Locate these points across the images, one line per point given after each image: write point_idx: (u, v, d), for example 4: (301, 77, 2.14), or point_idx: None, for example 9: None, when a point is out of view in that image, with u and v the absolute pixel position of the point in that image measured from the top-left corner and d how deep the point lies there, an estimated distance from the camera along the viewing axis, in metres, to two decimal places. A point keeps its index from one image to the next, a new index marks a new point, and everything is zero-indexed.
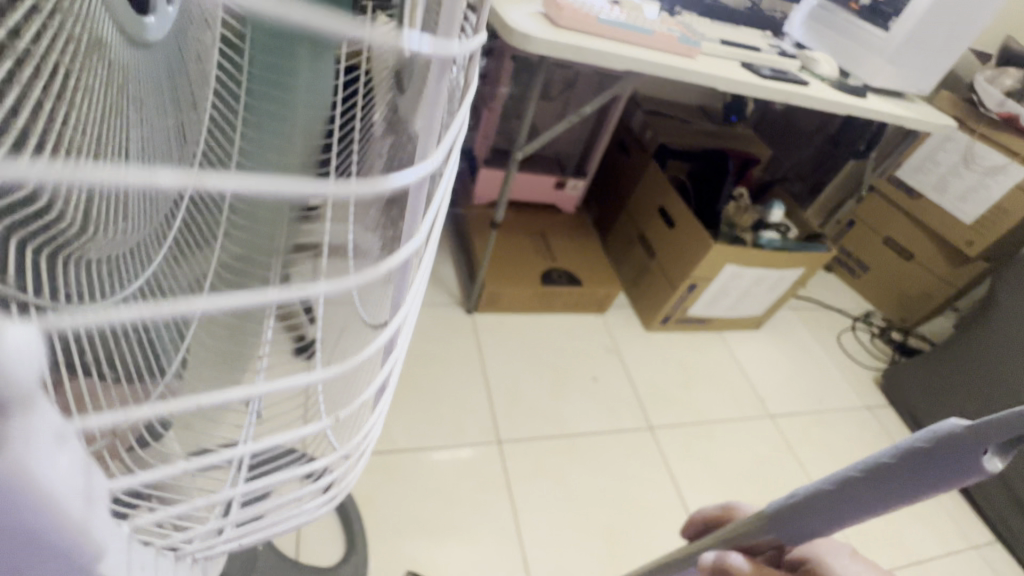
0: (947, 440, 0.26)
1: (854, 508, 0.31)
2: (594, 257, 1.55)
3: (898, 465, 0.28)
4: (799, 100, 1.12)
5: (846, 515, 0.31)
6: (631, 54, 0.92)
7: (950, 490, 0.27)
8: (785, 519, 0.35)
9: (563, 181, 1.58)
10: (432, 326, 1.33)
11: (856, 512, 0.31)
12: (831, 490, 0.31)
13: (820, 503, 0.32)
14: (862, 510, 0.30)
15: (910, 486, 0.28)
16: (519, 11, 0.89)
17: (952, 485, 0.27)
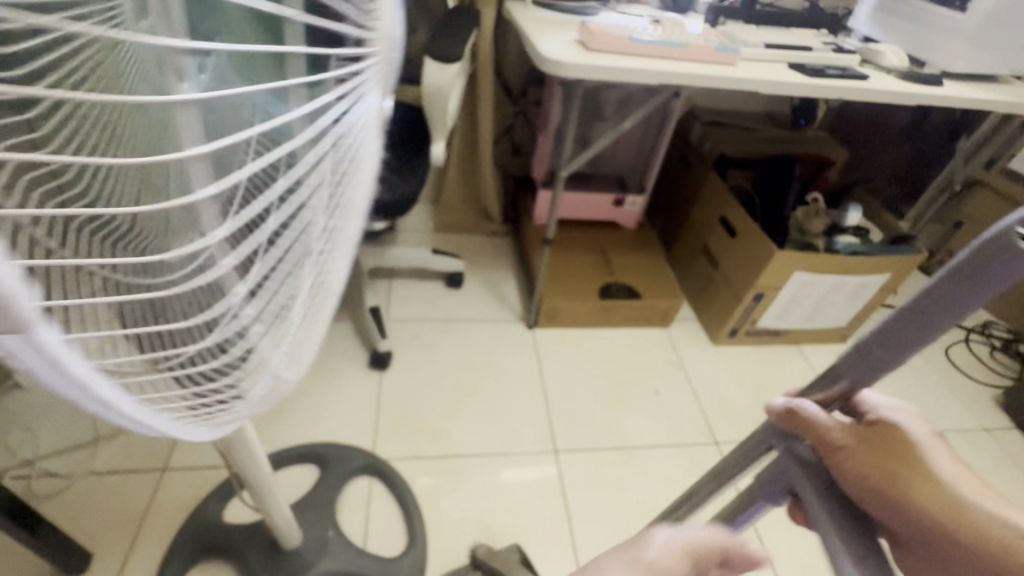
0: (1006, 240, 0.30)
1: (924, 322, 0.35)
2: (656, 270, 1.53)
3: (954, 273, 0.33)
4: (859, 95, 1.07)
5: (913, 337, 0.35)
6: (665, 68, 0.95)
7: (995, 293, 0.31)
8: (855, 362, 0.39)
9: (622, 198, 1.58)
10: (494, 340, 1.41)
11: (919, 336, 0.35)
12: (892, 320, 0.36)
13: (882, 336, 0.37)
14: (927, 332, 0.35)
15: (961, 298, 0.33)
16: (555, 41, 0.96)
17: (996, 287, 0.31)
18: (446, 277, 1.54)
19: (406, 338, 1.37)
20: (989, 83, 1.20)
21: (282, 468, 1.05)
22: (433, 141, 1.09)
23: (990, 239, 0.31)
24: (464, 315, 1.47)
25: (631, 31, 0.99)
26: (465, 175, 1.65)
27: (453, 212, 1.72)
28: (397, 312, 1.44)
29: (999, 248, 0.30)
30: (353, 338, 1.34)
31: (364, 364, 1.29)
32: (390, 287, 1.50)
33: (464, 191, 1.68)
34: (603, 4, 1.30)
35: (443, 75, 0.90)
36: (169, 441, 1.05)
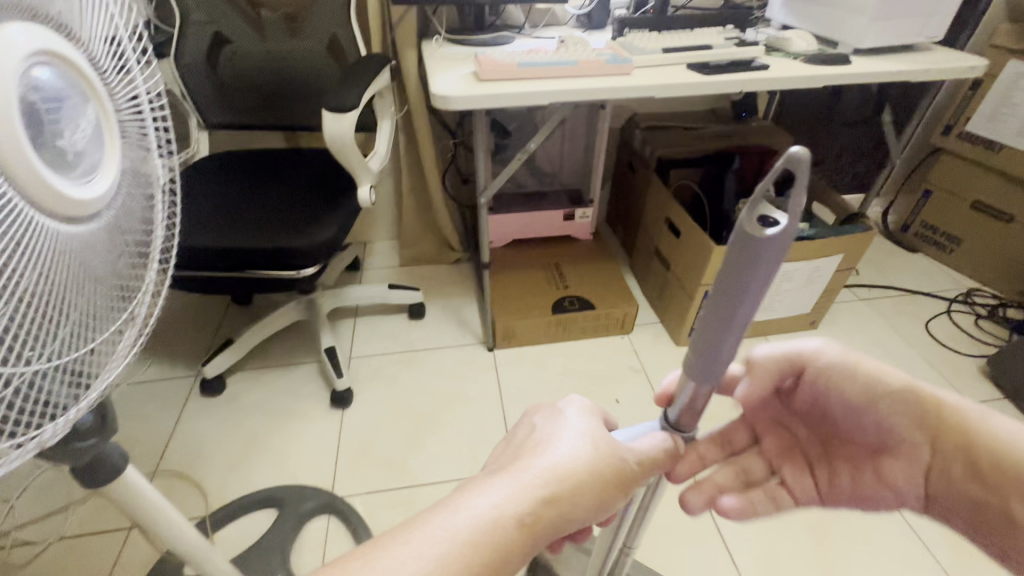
0: (754, 236, 0.34)
1: (717, 320, 0.39)
2: (611, 279, 1.55)
3: (729, 269, 0.37)
4: (760, 85, 1.06)
5: (724, 324, 0.39)
6: (556, 87, 0.97)
7: (776, 259, 0.35)
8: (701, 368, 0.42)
9: (572, 213, 1.60)
10: (456, 366, 1.44)
11: (739, 313, 0.38)
12: (711, 314, 0.39)
13: (715, 329, 0.39)
14: (743, 308, 0.37)
15: (753, 273, 0.36)
16: (449, 77, 1.01)
17: (775, 253, 0.34)
18: (408, 309, 1.58)
19: (369, 374, 1.41)
20: (908, 52, 1.19)
21: (244, 515, 1.09)
22: (358, 185, 1.15)
23: (738, 238, 0.35)
24: (427, 345, 1.50)
25: (522, 57, 1.03)
26: (420, 209, 1.70)
27: (415, 245, 1.77)
28: (359, 349, 1.48)
29: (753, 241, 0.34)
30: (316, 378, 1.39)
31: (326, 404, 1.33)
32: (354, 325, 1.55)
33: (421, 224, 1.73)
34: (517, 32, 1.35)
35: (342, 124, 0.97)
36: None
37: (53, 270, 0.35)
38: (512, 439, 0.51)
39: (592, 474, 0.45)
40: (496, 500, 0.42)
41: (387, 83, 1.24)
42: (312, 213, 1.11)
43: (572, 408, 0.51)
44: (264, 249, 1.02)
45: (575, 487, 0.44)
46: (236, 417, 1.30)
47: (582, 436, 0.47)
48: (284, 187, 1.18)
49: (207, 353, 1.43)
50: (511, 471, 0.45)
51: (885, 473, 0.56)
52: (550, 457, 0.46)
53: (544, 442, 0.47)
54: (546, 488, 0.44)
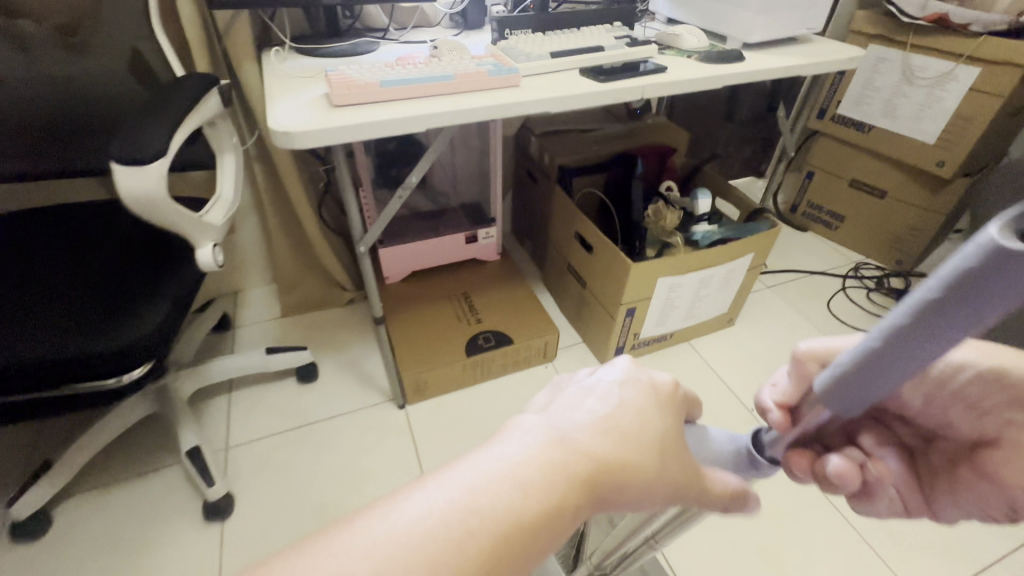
0: (999, 253, 0.21)
1: (889, 353, 0.27)
2: (526, 303, 1.41)
3: (939, 289, 0.24)
4: (659, 89, 0.95)
5: (890, 361, 0.28)
6: (433, 108, 0.80)
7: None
8: (835, 392, 0.32)
9: (473, 234, 1.44)
10: (364, 435, 1.22)
11: (919, 356, 0.26)
12: (880, 341, 0.28)
13: (873, 362, 0.29)
14: (930, 351, 0.26)
15: (971, 313, 0.23)
16: (292, 104, 0.79)
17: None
18: (296, 372, 1.33)
19: (254, 465, 1.15)
20: (791, 44, 1.17)
21: None
22: (196, 246, 0.90)
23: (980, 254, 0.22)
24: (325, 414, 1.26)
25: (384, 72, 0.84)
26: (295, 248, 1.43)
27: (297, 289, 1.50)
28: (239, 434, 1.20)
29: (994, 266, 0.21)
30: (184, 485, 1.10)
31: (198, 517, 1.06)
32: (228, 404, 1.26)
33: (301, 264, 1.46)
34: (381, 37, 1.14)
35: (145, 180, 0.72)
36: None
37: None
38: (566, 388, 0.41)
39: (653, 476, 0.36)
40: (542, 473, 0.32)
41: (221, 109, 0.97)
42: (130, 295, 0.83)
43: (652, 388, 0.40)
44: (54, 358, 0.73)
45: (632, 487, 0.35)
46: (70, 564, 0.98)
47: (642, 409, 0.38)
48: (88, 262, 0.88)
49: (21, 482, 1.08)
50: (570, 438, 0.34)
51: (987, 469, 0.38)
52: (621, 435, 0.36)
53: (616, 413, 0.37)
54: (604, 474, 0.34)
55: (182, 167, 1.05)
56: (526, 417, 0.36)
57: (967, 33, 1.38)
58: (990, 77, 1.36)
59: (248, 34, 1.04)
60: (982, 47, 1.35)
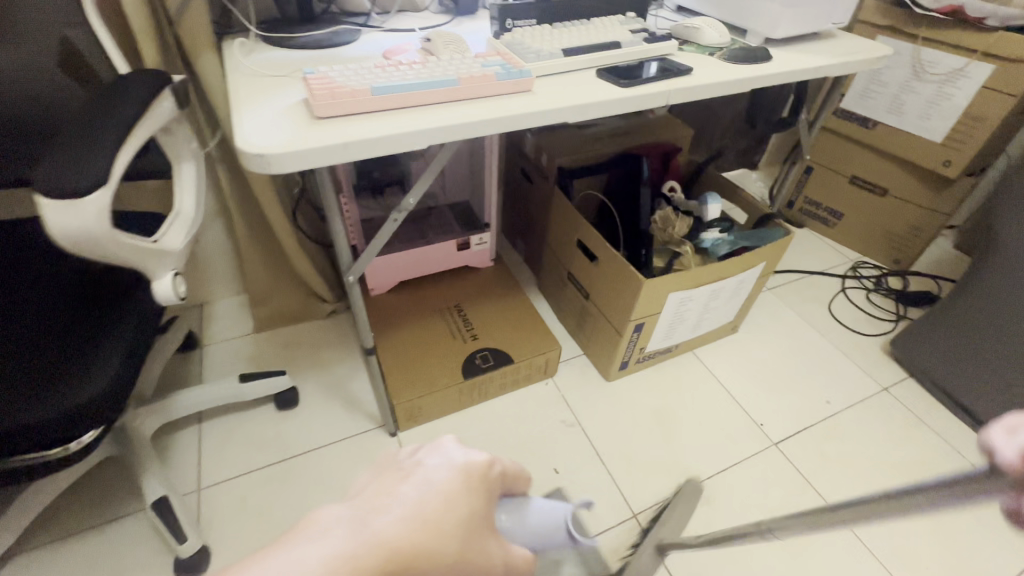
0: None
1: None
2: (523, 316, 1.31)
3: None
4: (686, 94, 0.85)
5: None
6: (435, 122, 0.68)
7: None
8: None
9: (465, 241, 1.32)
10: (353, 467, 1.12)
11: None
12: None
13: None
14: None
15: None
16: (264, 115, 0.67)
17: None
18: (274, 398, 1.20)
19: (230, 509, 1.04)
20: (813, 41, 1.08)
21: None
22: (153, 277, 0.76)
23: None
24: (308, 445, 1.15)
25: (374, 75, 0.72)
26: (267, 258, 1.28)
27: (272, 300, 1.35)
28: (212, 471, 1.09)
29: None
30: (151, 535, 0.98)
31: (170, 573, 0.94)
32: (199, 436, 1.14)
33: (275, 275, 1.32)
34: (361, 25, 1.00)
35: (81, 213, 0.60)
36: None
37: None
38: (381, 473, 0.41)
39: (463, 559, 0.37)
40: (343, 567, 0.32)
41: (176, 111, 0.82)
42: (75, 346, 0.70)
43: (465, 470, 0.41)
44: None
45: (440, 570, 0.36)
46: None
47: (453, 487, 0.39)
48: (21, 303, 0.74)
49: None
50: (374, 526, 0.34)
51: None
52: (430, 518, 0.37)
53: (427, 497, 0.38)
54: (406, 565, 0.34)
55: (132, 176, 0.90)
56: (332, 507, 0.35)
57: (983, 28, 1.31)
58: (1004, 75, 1.31)
59: (205, 20, 0.89)
60: (998, 43, 1.29)
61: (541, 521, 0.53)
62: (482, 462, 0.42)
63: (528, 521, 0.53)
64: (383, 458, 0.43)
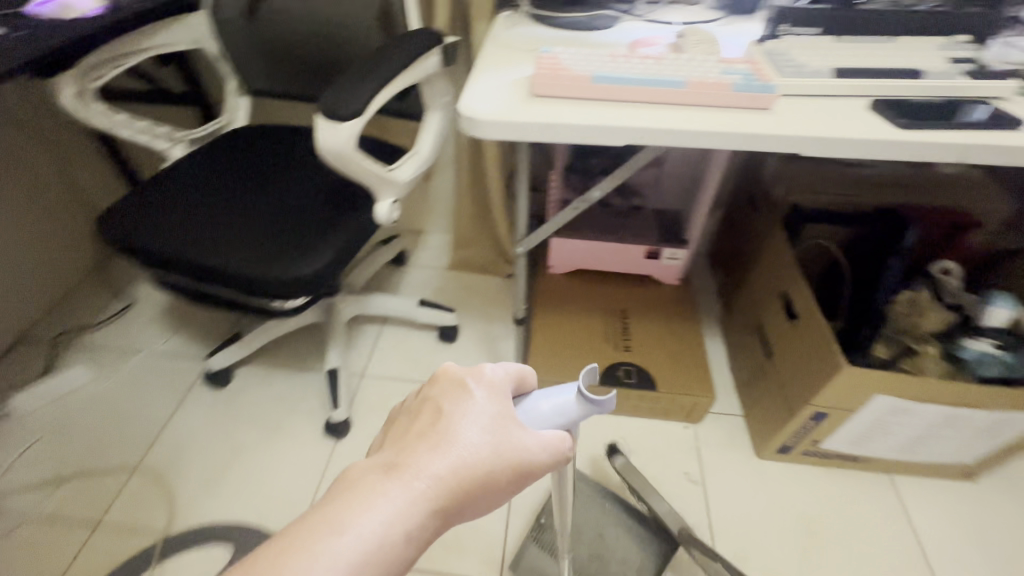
0: None
1: None
2: (687, 348, 1.21)
3: None
4: (996, 156, 0.63)
5: None
6: (642, 123, 0.65)
7: None
8: None
9: (657, 251, 1.25)
10: None
11: None
12: None
13: None
14: None
15: None
16: (492, 84, 0.73)
17: None
18: (439, 330, 1.37)
19: (376, 401, 1.24)
20: None
21: (196, 549, 1.00)
22: (377, 199, 0.92)
23: None
24: None
25: (603, 63, 0.72)
26: (477, 210, 1.43)
27: (468, 248, 1.51)
28: (377, 366, 1.31)
29: None
30: (320, 393, 1.24)
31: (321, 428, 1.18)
32: (378, 335, 1.38)
33: (479, 227, 1.47)
34: (623, 11, 0.99)
35: (340, 134, 0.76)
36: (115, 490, 1.07)
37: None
38: (402, 414, 0.44)
39: (501, 465, 0.40)
40: (392, 510, 0.37)
41: (440, 68, 0.95)
42: (314, 230, 0.91)
43: (481, 389, 0.43)
44: (245, 272, 0.84)
45: (479, 479, 0.39)
46: (232, 417, 1.20)
47: (478, 417, 0.41)
48: (295, 191, 0.98)
49: (219, 340, 1.34)
50: (406, 466, 0.39)
51: None
52: (450, 443, 0.40)
53: (445, 426, 0.41)
54: (451, 499, 0.38)
55: (397, 114, 1.09)
56: (361, 461, 0.40)
57: None
58: None
59: None
60: None
61: (562, 407, 0.43)
62: (489, 373, 0.44)
63: (547, 417, 0.43)
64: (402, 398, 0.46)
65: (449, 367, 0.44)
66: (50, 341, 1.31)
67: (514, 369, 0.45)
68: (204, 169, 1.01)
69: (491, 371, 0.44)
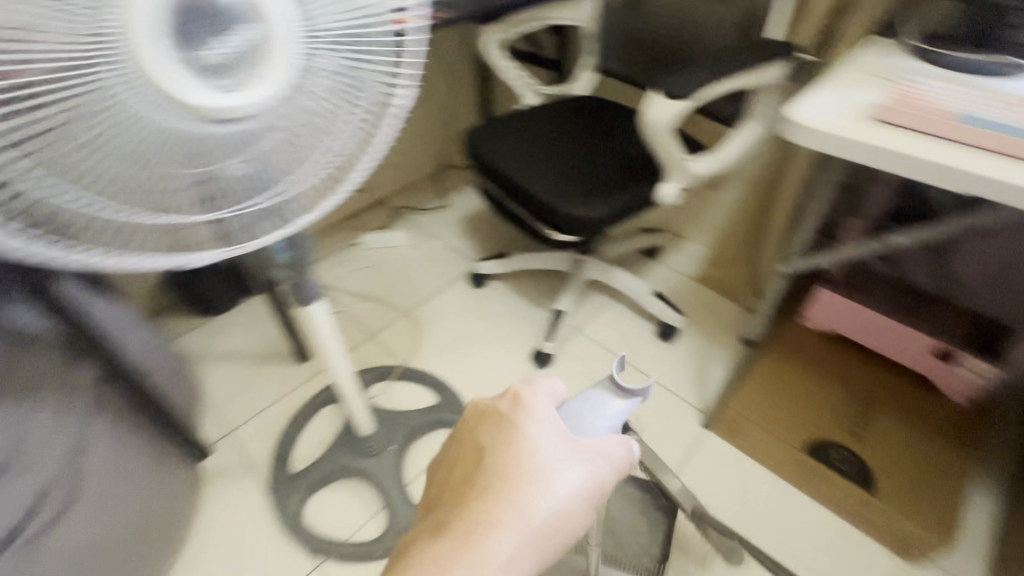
0: None
1: None
2: (935, 476, 0.99)
3: None
4: None
5: None
6: (995, 177, 0.58)
7: None
8: None
9: (952, 353, 1.02)
10: (655, 411, 1.26)
11: None
12: None
13: None
14: None
15: None
16: (830, 99, 0.73)
17: None
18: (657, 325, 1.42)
19: (578, 354, 1.38)
20: None
21: (414, 384, 1.30)
22: (665, 179, 1.02)
23: None
24: (647, 370, 1.34)
25: (977, 106, 0.65)
26: (748, 233, 1.40)
27: (719, 266, 1.50)
28: (590, 328, 1.44)
29: None
30: (539, 326, 1.45)
31: (527, 352, 1.39)
32: (602, 304, 1.50)
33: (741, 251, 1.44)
34: None
35: (668, 109, 0.88)
36: (388, 320, 1.48)
37: (120, 134, 0.40)
38: (443, 469, 0.49)
39: (562, 491, 0.44)
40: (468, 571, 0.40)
41: (779, 80, 0.96)
42: (601, 190, 1.06)
43: (518, 425, 0.47)
44: (539, 200, 1.05)
45: (544, 513, 0.43)
46: (474, 311, 1.50)
47: (526, 456, 0.45)
48: (600, 155, 1.15)
49: (487, 253, 1.67)
50: (466, 526, 0.43)
51: None
52: (503, 481, 0.44)
53: (496, 463, 0.45)
54: (525, 542, 0.42)
55: (714, 116, 1.15)
56: (417, 537, 0.44)
57: None
58: None
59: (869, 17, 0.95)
60: None
61: (611, 412, 0.52)
62: (520, 405, 0.49)
63: (597, 421, 0.51)
64: (442, 449, 0.51)
65: (478, 409, 0.50)
66: (394, 209, 1.84)
67: (542, 389, 0.52)
68: (537, 117, 1.26)
69: (521, 395, 0.50)
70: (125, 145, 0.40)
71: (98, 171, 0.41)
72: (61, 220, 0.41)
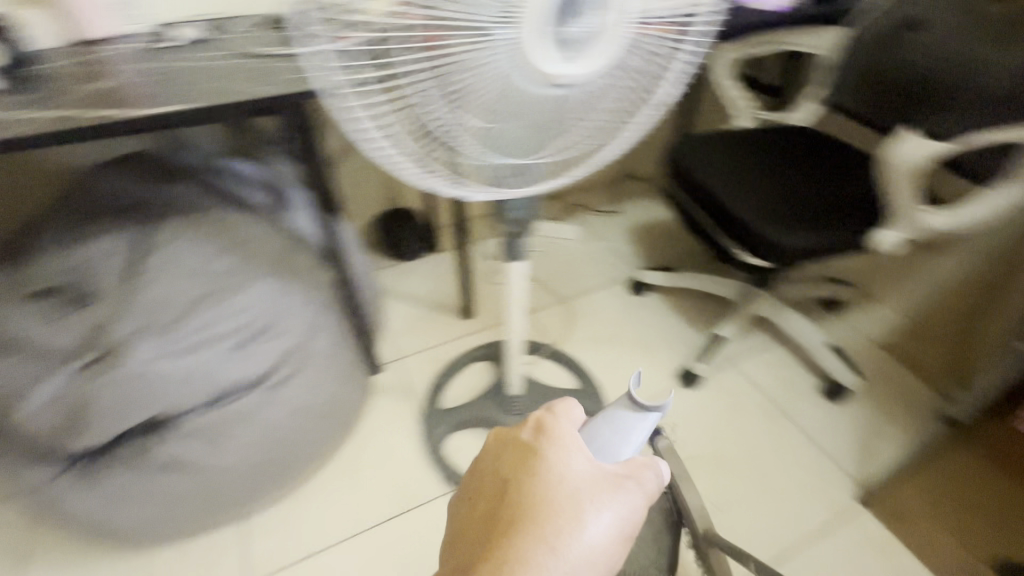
0: None
1: None
2: None
3: None
4: None
5: None
6: None
7: None
8: None
9: None
10: (803, 468, 1.17)
11: None
12: None
13: None
14: None
15: None
16: None
17: None
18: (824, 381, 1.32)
19: (728, 385, 1.33)
20: None
21: (560, 366, 1.37)
22: (885, 225, 0.96)
23: None
24: (803, 423, 1.25)
25: None
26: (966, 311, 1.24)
27: (915, 340, 1.34)
28: (746, 363, 1.38)
29: None
30: (692, 347, 1.43)
31: (675, 369, 1.38)
32: (764, 343, 1.43)
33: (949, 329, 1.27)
34: None
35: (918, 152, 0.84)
36: (545, 302, 1.58)
37: (487, 86, 0.46)
38: (467, 505, 0.50)
39: (592, 519, 0.45)
40: None
41: None
42: (811, 222, 1.03)
43: (542, 453, 0.50)
44: (741, 219, 1.05)
45: (578, 546, 0.44)
46: (628, 315, 1.53)
47: (552, 484, 0.48)
48: (814, 188, 1.11)
49: (650, 265, 1.69)
50: (496, 560, 0.43)
51: None
52: (532, 510, 0.46)
53: (522, 493, 0.47)
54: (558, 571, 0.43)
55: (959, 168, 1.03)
56: None
57: None
58: None
59: None
60: None
61: (624, 433, 0.55)
62: (545, 432, 0.52)
63: (608, 444, 0.55)
64: (463, 485, 0.53)
65: (499, 437, 0.53)
66: (568, 205, 1.94)
67: (563, 417, 0.55)
68: (752, 139, 1.24)
69: (543, 424, 0.53)
70: (486, 96, 0.48)
71: (458, 111, 0.49)
72: (426, 141, 0.52)
